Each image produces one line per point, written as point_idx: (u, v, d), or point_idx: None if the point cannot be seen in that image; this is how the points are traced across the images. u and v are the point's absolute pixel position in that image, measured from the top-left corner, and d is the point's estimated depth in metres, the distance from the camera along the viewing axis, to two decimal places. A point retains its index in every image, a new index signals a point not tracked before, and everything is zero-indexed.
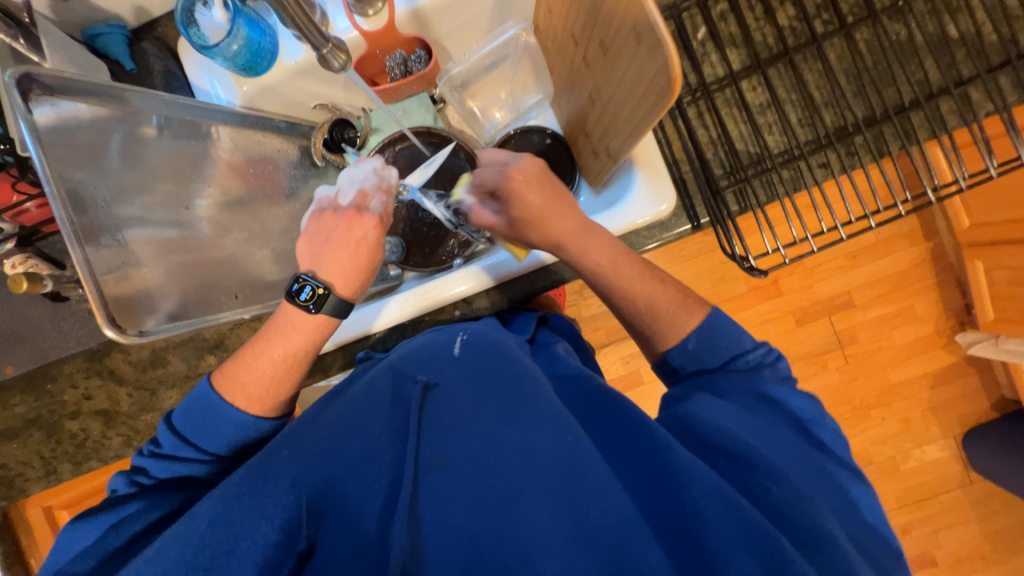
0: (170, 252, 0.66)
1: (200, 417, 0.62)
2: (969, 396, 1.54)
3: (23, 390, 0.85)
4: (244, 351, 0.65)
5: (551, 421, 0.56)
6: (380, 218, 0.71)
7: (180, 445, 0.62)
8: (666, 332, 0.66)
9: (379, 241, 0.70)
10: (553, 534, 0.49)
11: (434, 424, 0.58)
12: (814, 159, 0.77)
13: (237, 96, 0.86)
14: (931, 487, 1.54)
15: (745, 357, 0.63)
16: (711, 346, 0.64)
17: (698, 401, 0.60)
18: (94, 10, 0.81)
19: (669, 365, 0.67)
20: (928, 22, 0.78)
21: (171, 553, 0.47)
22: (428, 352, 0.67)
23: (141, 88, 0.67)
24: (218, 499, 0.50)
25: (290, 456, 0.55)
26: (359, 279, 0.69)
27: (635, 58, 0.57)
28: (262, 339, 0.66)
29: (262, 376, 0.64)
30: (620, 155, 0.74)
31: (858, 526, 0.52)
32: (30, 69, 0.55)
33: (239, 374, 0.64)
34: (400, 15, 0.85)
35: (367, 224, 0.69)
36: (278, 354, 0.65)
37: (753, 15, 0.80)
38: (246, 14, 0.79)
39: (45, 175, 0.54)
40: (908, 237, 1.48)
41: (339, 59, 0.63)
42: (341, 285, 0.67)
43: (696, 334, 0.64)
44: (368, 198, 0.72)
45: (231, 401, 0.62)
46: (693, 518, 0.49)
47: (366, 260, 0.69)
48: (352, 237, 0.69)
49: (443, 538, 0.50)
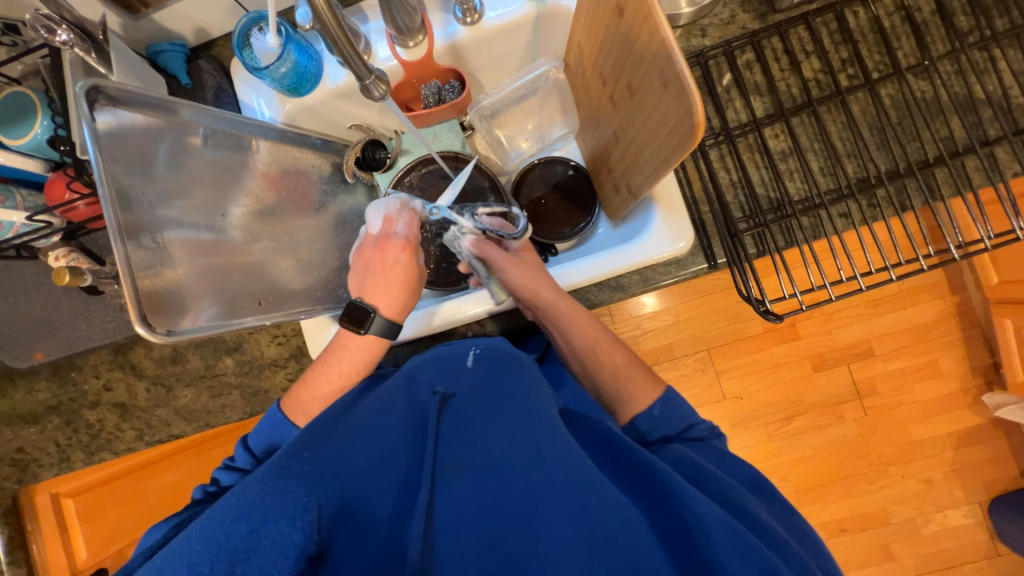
0: (203, 256, 0.68)
1: (270, 432, 0.68)
2: (997, 461, 1.46)
3: (50, 375, 0.90)
4: (305, 374, 0.71)
5: (561, 431, 0.58)
6: (407, 240, 0.75)
7: (254, 460, 0.68)
8: (635, 395, 0.71)
9: (411, 259, 0.74)
10: (568, 538, 0.49)
11: (449, 431, 0.60)
12: (835, 208, 0.78)
13: (280, 114, 0.91)
14: (952, 555, 1.46)
15: (697, 427, 0.69)
16: (672, 412, 0.69)
17: (673, 451, 0.63)
18: (160, 29, 0.87)
19: (635, 430, 0.69)
20: (954, 82, 0.79)
21: (197, 547, 0.48)
22: (441, 364, 0.70)
23: (190, 101, 0.72)
24: (242, 495, 0.51)
25: (310, 457, 0.54)
26: (403, 299, 0.73)
27: (660, 103, 0.60)
28: (320, 362, 0.71)
29: (319, 395, 0.69)
30: (640, 191, 0.75)
31: (813, 553, 0.56)
32: (98, 82, 0.59)
33: (300, 396, 0.69)
34: (438, 48, 0.89)
35: (397, 247, 0.74)
36: (333, 374, 0.69)
37: (778, 66, 0.82)
38: (297, 41, 0.84)
39: (100, 177, 0.57)
40: (934, 288, 1.44)
41: (379, 89, 0.67)
42: (388, 306, 0.72)
43: (659, 402, 0.69)
44: (393, 223, 0.76)
45: (294, 420, 0.68)
46: (698, 532, 0.48)
47: (405, 280, 0.74)
48: (386, 260, 0.74)
49: (456, 539, 0.52)
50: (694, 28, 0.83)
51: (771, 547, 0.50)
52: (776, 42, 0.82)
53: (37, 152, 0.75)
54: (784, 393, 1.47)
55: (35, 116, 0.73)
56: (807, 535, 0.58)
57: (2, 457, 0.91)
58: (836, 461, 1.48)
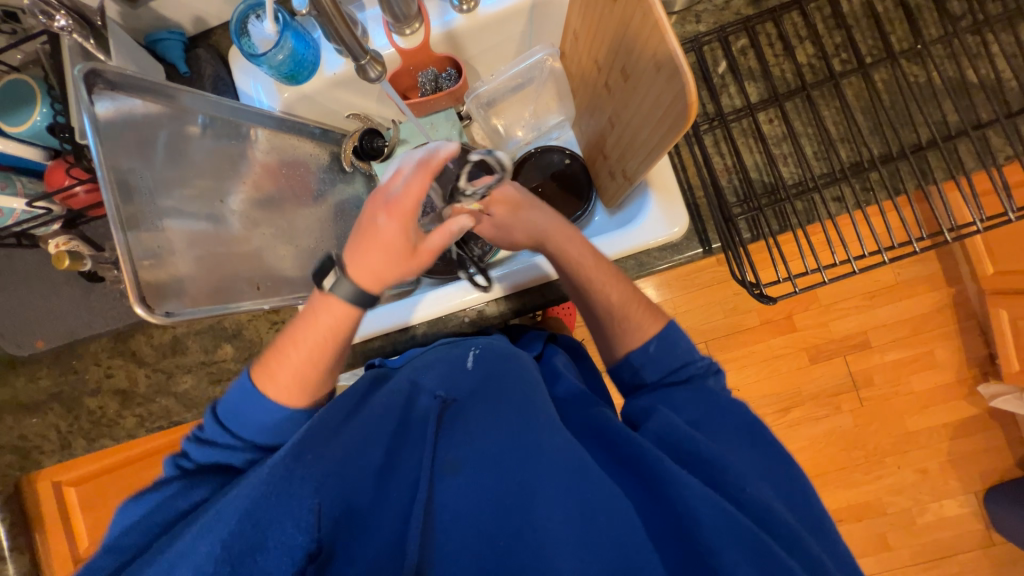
0: (202, 244, 0.69)
1: (240, 408, 0.60)
2: (993, 451, 1.47)
3: (51, 363, 0.90)
4: (275, 342, 0.61)
5: (560, 430, 0.58)
6: (401, 201, 0.54)
7: (219, 431, 0.60)
8: (630, 331, 0.66)
9: (396, 225, 0.55)
10: (565, 534, 0.51)
11: (449, 432, 0.61)
12: (828, 192, 0.78)
13: (278, 102, 0.92)
14: (948, 545, 1.48)
15: (695, 364, 0.64)
16: (669, 351, 0.64)
17: (658, 416, 0.58)
18: (158, 18, 0.88)
19: (628, 367, 0.66)
20: (947, 66, 0.79)
21: (203, 548, 0.47)
22: (443, 366, 0.70)
23: (190, 88, 0.72)
24: (243, 496, 0.49)
25: (314, 461, 0.53)
26: (381, 274, 0.57)
27: (653, 85, 0.60)
28: (289, 329, 0.61)
29: (291, 364, 0.60)
30: (635, 176, 0.76)
31: (801, 509, 0.54)
32: (96, 66, 0.59)
33: (271, 367, 0.60)
34: (435, 36, 0.89)
35: (382, 205, 0.55)
36: (307, 342, 0.59)
37: (772, 52, 0.83)
38: (294, 29, 0.84)
39: (100, 163, 0.57)
40: (930, 280, 1.45)
41: (375, 70, 0.68)
42: (362, 278, 0.57)
43: (657, 338, 0.64)
44: (394, 174, 0.56)
45: (263, 389, 0.60)
46: (687, 518, 0.50)
47: (387, 252, 0.56)
48: (369, 220, 0.56)
49: (458, 533, 0.53)
50: (690, 13, 0.84)
51: (765, 527, 0.50)
52: (771, 28, 0.83)
53: (37, 139, 0.76)
54: (781, 383, 1.48)
55: (34, 103, 0.74)
56: (806, 500, 0.54)
57: (4, 443, 0.92)
58: (834, 451, 1.49)
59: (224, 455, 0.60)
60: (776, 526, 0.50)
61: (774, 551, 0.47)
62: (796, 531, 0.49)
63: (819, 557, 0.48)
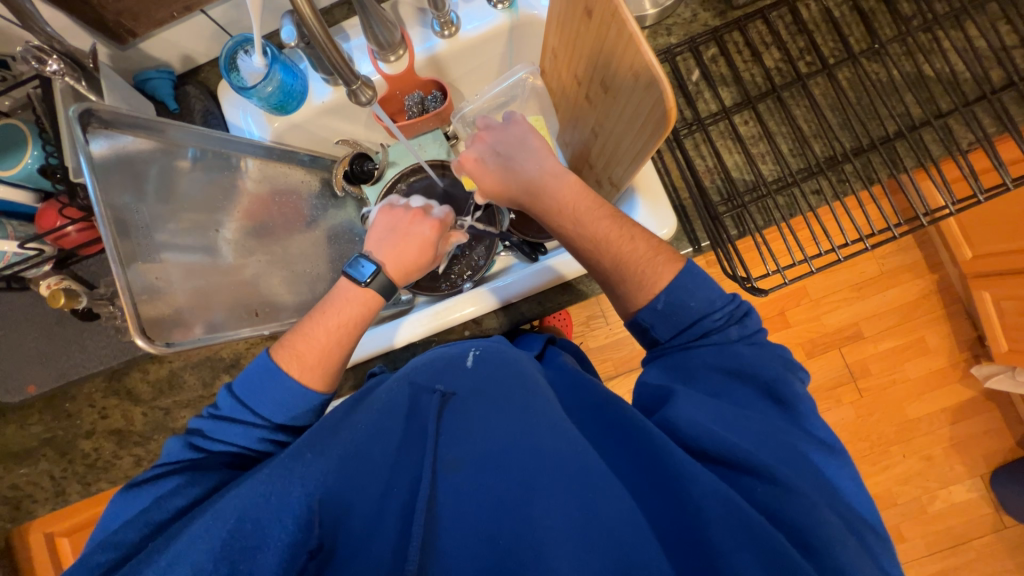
0: (196, 277, 0.70)
1: (258, 384, 0.62)
2: (992, 433, 1.49)
3: (42, 408, 0.88)
4: (300, 325, 0.67)
5: (563, 432, 0.56)
6: (438, 225, 0.79)
7: (235, 406, 0.62)
8: (645, 282, 0.62)
9: (431, 239, 0.77)
10: (566, 533, 0.49)
11: (448, 432, 0.59)
12: (807, 185, 0.82)
13: (268, 132, 0.94)
14: (962, 531, 1.47)
15: (710, 319, 0.60)
16: (681, 307, 0.60)
17: (675, 399, 0.57)
18: (147, 58, 0.90)
19: (640, 326, 0.64)
20: (904, 63, 0.85)
21: (200, 547, 0.46)
22: (442, 364, 0.69)
23: (179, 122, 0.73)
24: (243, 495, 0.49)
25: (315, 458, 0.54)
26: (407, 271, 0.75)
27: (633, 95, 0.63)
28: (316, 311, 0.69)
29: (316, 344, 0.65)
30: (621, 183, 0.79)
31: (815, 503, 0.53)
32: (91, 105, 0.60)
33: (297, 344, 0.65)
34: (419, 61, 0.93)
35: (427, 223, 0.78)
36: (333, 324, 0.67)
37: (741, 58, 0.87)
38: (283, 61, 0.87)
39: (95, 201, 0.58)
40: (913, 268, 1.49)
41: (366, 94, 0.70)
42: (391, 269, 0.74)
43: (665, 295, 0.61)
44: (434, 207, 0.82)
45: (285, 368, 0.63)
46: (696, 516, 0.48)
47: (415, 254, 0.76)
48: (412, 229, 0.77)
49: (459, 538, 0.51)
50: (660, 27, 0.89)
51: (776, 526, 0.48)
52: (737, 37, 0.88)
53: (27, 182, 0.76)
54: None
55: (26, 146, 0.74)
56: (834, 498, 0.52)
57: None
58: None
59: (237, 433, 0.61)
60: (796, 514, 0.48)
61: (794, 558, 0.44)
62: (816, 511, 0.48)
63: (835, 527, 0.47)
